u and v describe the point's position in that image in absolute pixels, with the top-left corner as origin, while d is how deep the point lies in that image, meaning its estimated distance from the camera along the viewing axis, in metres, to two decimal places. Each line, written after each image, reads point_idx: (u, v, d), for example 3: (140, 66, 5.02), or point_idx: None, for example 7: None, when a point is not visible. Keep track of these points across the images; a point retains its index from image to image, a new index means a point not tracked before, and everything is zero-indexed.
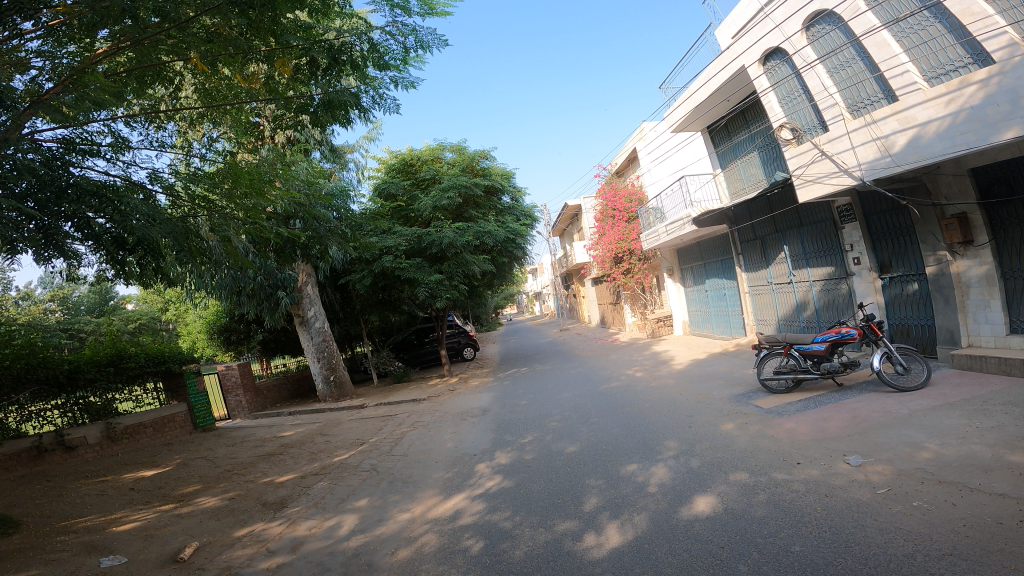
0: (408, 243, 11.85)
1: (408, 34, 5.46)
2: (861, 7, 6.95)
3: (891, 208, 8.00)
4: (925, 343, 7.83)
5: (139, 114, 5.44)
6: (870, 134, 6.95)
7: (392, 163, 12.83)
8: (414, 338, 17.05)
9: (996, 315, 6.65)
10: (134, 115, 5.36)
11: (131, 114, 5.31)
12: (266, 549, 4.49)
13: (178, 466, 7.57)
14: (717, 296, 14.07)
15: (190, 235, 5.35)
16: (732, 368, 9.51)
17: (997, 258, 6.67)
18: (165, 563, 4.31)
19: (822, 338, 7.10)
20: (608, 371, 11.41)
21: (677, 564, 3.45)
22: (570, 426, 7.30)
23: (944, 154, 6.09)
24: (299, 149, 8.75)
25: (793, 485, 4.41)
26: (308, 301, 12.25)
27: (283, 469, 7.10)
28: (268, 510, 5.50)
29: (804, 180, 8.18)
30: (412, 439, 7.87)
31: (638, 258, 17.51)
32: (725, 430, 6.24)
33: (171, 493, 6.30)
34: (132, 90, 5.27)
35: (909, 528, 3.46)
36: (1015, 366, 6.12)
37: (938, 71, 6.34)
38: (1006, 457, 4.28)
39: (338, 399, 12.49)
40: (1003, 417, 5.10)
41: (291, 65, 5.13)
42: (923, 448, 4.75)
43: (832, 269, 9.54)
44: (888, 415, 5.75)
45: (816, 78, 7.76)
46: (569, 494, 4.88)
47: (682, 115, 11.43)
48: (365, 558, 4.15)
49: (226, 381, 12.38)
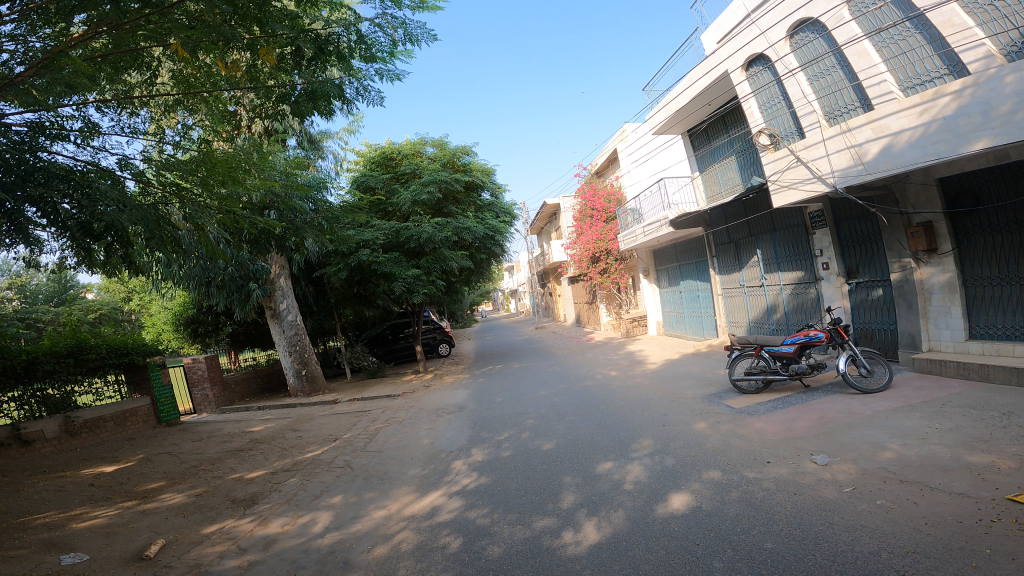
0: (386, 237, 11.69)
1: (397, 27, 5.37)
2: (845, 16, 7.10)
3: (861, 215, 8.25)
4: (888, 347, 8.08)
5: (111, 100, 5.23)
6: (844, 141, 7.16)
7: (372, 156, 12.67)
8: (389, 333, 16.88)
9: (957, 320, 6.91)
10: (106, 101, 5.15)
11: (103, 101, 5.09)
12: (236, 547, 4.38)
13: (141, 461, 7.34)
14: (691, 297, 14.26)
15: (161, 223, 5.21)
16: (705, 369, 9.65)
17: (960, 266, 6.91)
18: (130, 561, 4.16)
19: (791, 340, 7.27)
20: (584, 370, 11.46)
21: (654, 560, 3.48)
22: (546, 424, 7.33)
23: (915, 164, 6.31)
24: (275, 139, 8.55)
25: (763, 484, 4.52)
26: (280, 294, 12.02)
27: (253, 465, 6.94)
28: (237, 507, 5.37)
29: (779, 185, 8.37)
30: (386, 435, 7.78)
31: (615, 258, 17.61)
32: (698, 429, 6.33)
33: (134, 489, 6.10)
34: (105, 76, 5.08)
35: (874, 526, 3.56)
36: (973, 370, 6.37)
37: (914, 82, 6.53)
38: (965, 458, 4.45)
39: (309, 394, 12.23)
40: (961, 420, 5.29)
41: (275, 54, 5.08)
42: (886, 448, 4.90)
43: (802, 274, 9.78)
44: (853, 416, 5.92)
45: (797, 86, 7.93)
46: (546, 492, 4.89)
47: (664, 119, 11.50)
48: (340, 556, 4.08)
49: (192, 374, 12.09)
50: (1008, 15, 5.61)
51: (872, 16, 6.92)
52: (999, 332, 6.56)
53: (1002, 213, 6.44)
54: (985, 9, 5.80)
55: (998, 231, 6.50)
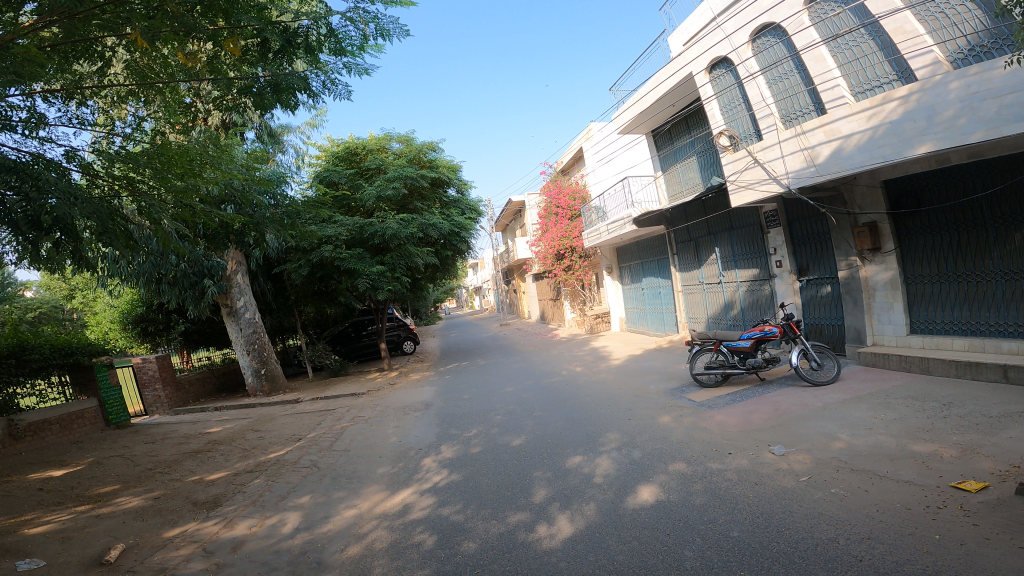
0: (349, 233, 11.49)
1: (369, 22, 5.28)
2: (805, 22, 7.38)
3: (812, 215, 8.62)
4: (836, 341, 8.48)
5: (59, 91, 4.96)
6: (798, 144, 7.48)
7: (335, 151, 12.42)
8: (351, 331, 16.61)
9: (898, 316, 7.34)
10: (54, 92, 4.89)
11: (52, 91, 4.82)
12: (202, 550, 4.26)
13: (91, 465, 7.02)
14: (652, 294, 14.58)
15: (114, 216, 4.98)
16: (667, 363, 9.90)
17: (901, 264, 7.33)
18: (89, 567, 3.99)
19: (747, 335, 7.53)
20: (549, 366, 11.57)
21: (628, 551, 3.58)
22: (514, 420, 7.39)
23: (862, 166, 6.66)
24: (235, 132, 8.27)
25: (726, 474, 4.69)
26: (237, 291, 11.67)
27: (213, 466, 6.74)
28: (200, 509, 5.21)
29: (737, 185, 8.68)
30: (353, 434, 7.68)
31: (579, 255, 17.80)
32: (662, 422, 6.50)
33: (85, 494, 5.83)
34: (53, 66, 4.85)
35: (830, 513, 3.76)
36: (914, 363, 6.75)
37: (865, 87, 6.86)
38: (910, 446, 4.73)
39: (268, 393, 11.90)
40: (904, 410, 5.62)
41: (239, 46, 4.93)
42: (837, 438, 5.16)
43: (757, 271, 10.15)
44: (806, 407, 6.21)
45: (757, 88, 8.21)
46: (518, 487, 4.94)
47: (629, 118, 11.70)
48: (313, 556, 4.03)
49: (142, 374, 11.60)
50: (957, 22, 5.92)
51: (829, 22, 7.22)
52: (937, 327, 6.97)
53: (942, 214, 6.80)
54: (936, 17, 6.08)
55: (938, 231, 6.87)
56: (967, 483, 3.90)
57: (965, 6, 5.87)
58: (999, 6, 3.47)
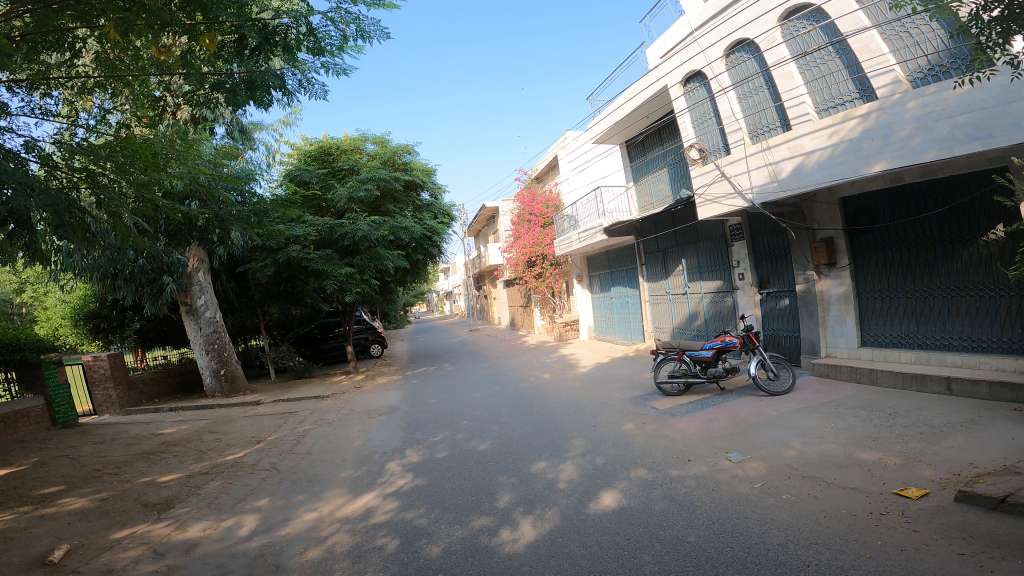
0: (319, 233, 11.34)
1: (350, 22, 5.27)
2: (777, 39, 7.60)
3: (773, 230, 8.91)
4: (792, 352, 8.77)
5: (23, 81, 4.79)
6: (763, 159, 7.76)
7: (308, 150, 12.25)
8: (318, 333, 16.35)
9: (850, 329, 7.66)
10: (17, 82, 4.74)
11: (16, 81, 4.65)
12: (153, 551, 4.13)
13: (36, 465, 6.72)
14: (620, 303, 14.78)
15: (72, 207, 4.77)
16: (633, 372, 10.05)
17: (855, 280, 7.64)
18: (31, 568, 3.84)
19: (709, 345, 7.71)
20: (518, 372, 11.61)
21: (589, 555, 3.63)
22: (481, 425, 7.40)
23: (822, 182, 6.94)
24: (204, 127, 8.11)
25: (685, 480, 4.80)
26: (198, 289, 11.38)
27: (166, 468, 6.54)
28: (151, 511, 5.05)
29: (705, 198, 8.94)
30: (316, 436, 7.57)
31: (550, 263, 17.93)
32: (626, 429, 6.61)
33: (28, 494, 5.60)
34: (19, 55, 4.70)
35: (782, 519, 3.88)
36: (864, 374, 7.04)
37: (829, 104, 7.15)
38: (857, 455, 4.92)
39: (227, 394, 11.61)
40: (853, 420, 5.85)
41: (215, 41, 4.89)
42: (790, 446, 5.34)
43: (721, 283, 10.42)
44: (763, 416, 6.40)
45: (727, 103, 8.45)
46: (482, 491, 4.95)
47: (604, 129, 11.90)
48: (271, 559, 3.96)
49: (92, 372, 11.17)
50: (920, 42, 6.19)
51: (799, 40, 7.47)
52: (886, 340, 7.30)
53: (894, 232, 7.11)
54: (900, 36, 6.35)
55: (890, 248, 7.19)
56: (909, 490, 4.08)
57: (928, 26, 6.12)
58: (957, 25, 3.67)
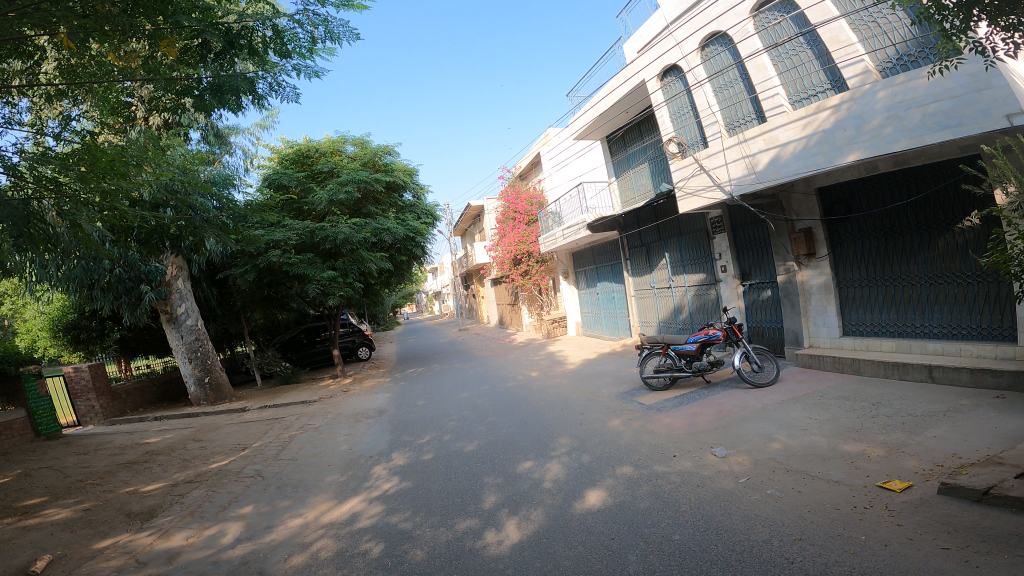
0: (299, 237, 11.25)
1: (318, 24, 5.22)
2: (749, 31, 7.62)
3: (753, 222, 8.96)
4: (776, 343, 8.82)
5: None
6: (741, 151, 7.80)
7: (286, 153, 12.15)
8: (305, 337, 16.26)
9: (832, 318, 7.72)
10: None
11: None
12: (135, 561, 4.10)
13: (17, 477, 6.63)
14: (607, 298, 14.80)
15: (35, 218, 4.66)
16: (620, 367, 10.06)
17: (834, 269, 7.69)
18: None
19: (693, 339, 7.73)
20: (505, 371, 11.59)
21: (574, 556, 3.63)
22: (467, 426, 7.39)
23: (798, 173, 6.98)
24: (177, 133, 8.02)
25: (670, 477, 4.82)
26: (178, 297, 11.30)
27: (150, 477, 6.47)
28: (133, 521, 5.00)
29: (685, 191, 8.97)
30: (302, 442, 7.52)
31: (536, 260, 17.92)
32: (612, 426, 6.62)
33: (9, 506, 5.53)
34: None
35: (767, 515, 3.90)
36: (846, 364, 7.10)
37: (802, 95, 7.17)
38: (841, 446, 4.96)
39: (213, 402, 11.51)
40: (836, 410, 5.89)
41: (180, 46, 4.81)
42: (774, 439, 5.37)
43: (704, 276, 10.45)
44: (747, 409, 6.44)
45: (704, 96, 8.47)
46: (468, 493, 4.95)
47: (585, 124, 11.90)
48: (255, 566, 3.93)
49: (74, 384, 11.04)
50: (887, 31, 6.20)
51: (771, 31, 7.49)
52: (867, 329, 7.36)
53: (871, 220, 7.17)
54: (868, 26, 6.36)
55: (867, 236, 7.24)
56: (892, 483, 4.11)
57: (893, 16, 6.13)
58: (922, 12, 3.68)
